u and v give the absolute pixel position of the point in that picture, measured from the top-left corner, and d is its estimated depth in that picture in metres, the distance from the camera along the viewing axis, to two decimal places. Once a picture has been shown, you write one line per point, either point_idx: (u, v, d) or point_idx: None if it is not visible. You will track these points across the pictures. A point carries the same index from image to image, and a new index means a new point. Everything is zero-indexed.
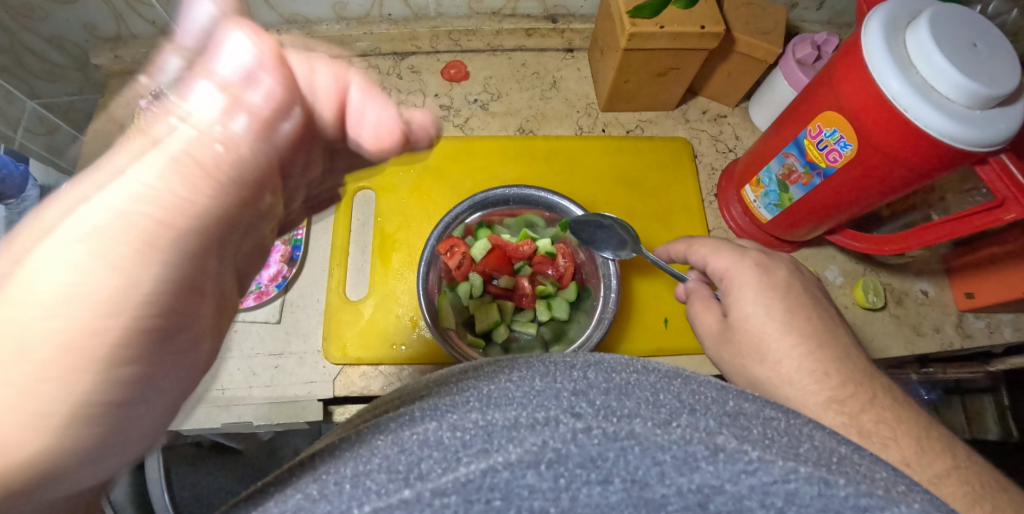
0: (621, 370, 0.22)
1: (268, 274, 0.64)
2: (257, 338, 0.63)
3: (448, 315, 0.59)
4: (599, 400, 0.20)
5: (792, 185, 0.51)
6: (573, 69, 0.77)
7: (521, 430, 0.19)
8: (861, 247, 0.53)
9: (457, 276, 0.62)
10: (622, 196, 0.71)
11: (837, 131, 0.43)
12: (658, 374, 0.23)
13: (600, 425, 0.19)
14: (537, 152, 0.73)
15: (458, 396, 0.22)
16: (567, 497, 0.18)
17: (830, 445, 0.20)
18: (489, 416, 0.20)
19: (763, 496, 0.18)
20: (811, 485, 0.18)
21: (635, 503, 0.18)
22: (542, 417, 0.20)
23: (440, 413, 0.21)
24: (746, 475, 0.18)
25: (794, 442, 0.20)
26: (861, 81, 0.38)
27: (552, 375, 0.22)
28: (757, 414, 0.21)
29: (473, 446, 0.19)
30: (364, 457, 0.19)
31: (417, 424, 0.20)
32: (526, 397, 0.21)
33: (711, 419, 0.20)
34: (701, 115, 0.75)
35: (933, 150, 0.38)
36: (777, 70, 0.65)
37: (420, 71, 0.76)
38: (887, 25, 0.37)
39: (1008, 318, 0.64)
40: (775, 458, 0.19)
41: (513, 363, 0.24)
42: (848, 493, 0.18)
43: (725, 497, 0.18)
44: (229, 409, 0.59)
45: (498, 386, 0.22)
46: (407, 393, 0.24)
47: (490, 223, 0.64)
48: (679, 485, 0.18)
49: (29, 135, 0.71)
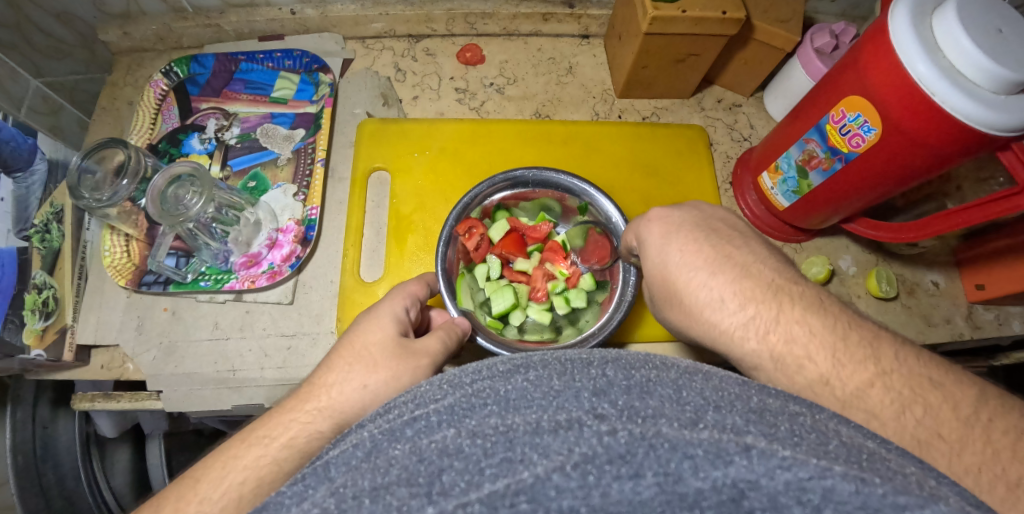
0: (637, 372, 0.26)
1: (283, 254, 0.65)
2: (270, 319, 0.65)
3: (462, 296, 0.59)
4: (621, 402, 0.23)
5: (812, 171, 0.52)
6: (588, 55, 0.78)
7: (547, 436, 0.22)
8: (876, 235, 0.54)
9: (475, 258, 0.62)
10: (638, 181, 0.71)
11: (861, 116, 0.43)
12: (678, 372, 0.26)
13: (625, 427, 0.22)
14: (554, 136, 0.72)
15: (480, 402, 0.25)
16: (599, 493, 0.19)
17: (858, 440, 0.23)
18: (512, 421, 0.23)
19: (800, 493, 0.19)
20: (850, 483, 0.19)
21: (670, 498, 0.19)
22: (565, 420, 0.22)
23: (468, 421, 0.24)
24: (782, 470, 0.20)
25: (822, 441, 0.22)
26: (887, 69, 0.39)
27: (570, 377, 0.25)
28: (784, 411, 0.24)
29: (496, 456, 0.21)
30: (395, 473, 0.22)
31: (444, 432, 0.24)
32: (547, 401, 0.24)
33: (739, 417, 0.23)
34: (716, 104, 0.76)
35: (956, 134, 0.38)
36: (794, 59, 0.65)
37: (435, 54, 0.78)
38: (914, 11, 0.38)
39: (1017, 311, 0.65)
40: (810, 459, 0.20)
41: (530, 364, 0.28)
42: (887, 491, 0.19)
43: (761, 493, 0.19)
44: (241, 389, 0.62)
45: (520, 391, 0.25)
46: (428, 397, 0.28)
47: (507, 206, 0.64)
48: (714, 479, 0.20)
49: (33, 113, 0.69)
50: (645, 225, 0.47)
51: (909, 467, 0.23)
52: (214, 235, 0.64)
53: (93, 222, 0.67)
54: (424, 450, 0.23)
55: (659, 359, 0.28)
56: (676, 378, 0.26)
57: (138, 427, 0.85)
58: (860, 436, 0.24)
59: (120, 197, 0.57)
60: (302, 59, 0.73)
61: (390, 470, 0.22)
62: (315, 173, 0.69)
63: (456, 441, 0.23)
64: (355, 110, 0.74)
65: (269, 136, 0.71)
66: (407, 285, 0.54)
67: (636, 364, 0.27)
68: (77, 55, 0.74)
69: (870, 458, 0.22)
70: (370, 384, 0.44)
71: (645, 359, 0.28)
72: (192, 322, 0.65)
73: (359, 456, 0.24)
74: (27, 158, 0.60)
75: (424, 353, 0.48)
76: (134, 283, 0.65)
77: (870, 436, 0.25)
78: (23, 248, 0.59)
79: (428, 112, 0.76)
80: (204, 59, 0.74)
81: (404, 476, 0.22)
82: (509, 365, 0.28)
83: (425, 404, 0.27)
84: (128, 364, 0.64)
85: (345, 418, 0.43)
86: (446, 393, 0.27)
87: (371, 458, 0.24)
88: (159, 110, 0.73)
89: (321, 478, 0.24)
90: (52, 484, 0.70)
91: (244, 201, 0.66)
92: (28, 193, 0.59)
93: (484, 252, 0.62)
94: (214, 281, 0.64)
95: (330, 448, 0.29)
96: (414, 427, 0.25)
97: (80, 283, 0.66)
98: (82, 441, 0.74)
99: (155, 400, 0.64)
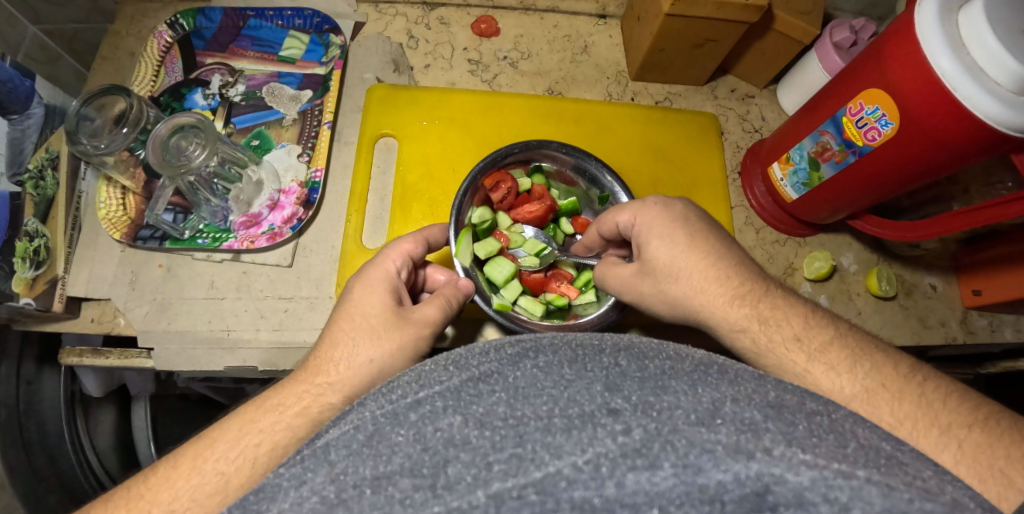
0: (651, 363, 0.25)
1: (284, 216, 0.64)
2: (267, 281, 0.64)
3: (468, 252, 0.56)
4: (635, 398, 0.22)
5: (823, 163, 0.51)
6: (605, 35, 0.77)
7: (559, 436, 0.21)
8: (880, 232, 0.54)
9: (501, 211, 0.61)
10: (648, 164, 0.71)
11: (879, 109, 0.43)
12: (699, 367, 0.26)
13: (640, 424, 0.21)
14: (566, 113, 0.72)
15: (488, 388, 0.24)
16: (613, 484, 0.19)
17: (876, 443, 0.23)
18: (522, 412, 0.22)
19: (826, 491, 0.19)
20: (875, 486, 0.19)
21: (690, 489, 0.19)
22: (577, 414, 0.22)
23: (474, 407, 0.23)
24: (807, 468, 0.19)
25: (841, 444, 0.21)
26: (910, 62, 0.39)
27: (582, 366, 0.25)
28: (802, 409, 0.23)
29: (505, 449, 0.21)
30: (398, 461, 0.21)
31: (448, 419, 0.23)
32: (558, 392, 0.23)
33: (757, 413, 0.22)
34: (730, 93, 0.75)
35: (975, 133, 0.38)
36: (812, 52, 0.65)
37: (449, 23, 0.77)
38: (941, 7, 0.38)
39: (1009, 318, 0.66)
40: (832, 462, 0.20)
41: (542, 348, 0.27)
42: (913, 497, 0.19)
43: (786, 488, 0.19)
44: (233, 351, 0.61)
45: (530, 379, 0.24)
46: (431, 375, 0.27)
47: (546, 173, 0.64)
48: (736, 472, 0.19)
49: (30, 60, 0.68)
50: (648, 207, 0.49)
51: (925, 471, 0.22)
52: (215, 191, 0.64)
53: (88, 172, 0.66)
54: (429, 439, 0.22)
55: (674, 349, 0.28)
56: (691, 372, 0.25)
57: (123, 389, 0.84)
58: (878, 438, 0.24)
59: (117, 146, 0.56)
60: (313, 19, 0.72)
61: (393, 458, 0.22)
62: (320, 134, 0.68)
63: (462, 431, 0.22)
64: (363, 75, 0.73)
65: (276, 96, 0.70)
66: (399, 241, 0.52)
67: (650, 353, 0.27)
68: (78, 2, 0.72)
69: (889, 463, 0.21)
70: (375, 359, 0.45)
71: (658, 349, 0.27)
72: (186, 280, 0.64)
73: (360, 440, 0.23)
74: (23, 102, 0.62)
75: (424, 323, 0.48)
76: (128, 237, 0.64)
77: (887, 437, 0.24)
78: (18, 194, 0.60)
79: (439, 81, 0.75)
80: (212, 13, 0.72)
81: (407, 465, 0.21)
82: (518, 349, 0.27)
83: (429, 385, 0.26)
84: (118, 319, 0.63)
85: (353, 392, 0.44)
86: (453, 374, 0.26)
87: (373, 443, 0.23)
88: (162, 62, 0.71)
89: (321, 460, 0.23)
90: (34, 439, 0.69)
91: (247, 158, 0.65)
92: (22, 137, 0.61)
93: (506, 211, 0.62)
94: (211, 239, 0.64)
95: (332, 422, 0.28)
96: (419, 412, 0.24)
97: (73, 234, 0.65)
98: (66, 397, 0.73)
99: (145, 359, 0.64)
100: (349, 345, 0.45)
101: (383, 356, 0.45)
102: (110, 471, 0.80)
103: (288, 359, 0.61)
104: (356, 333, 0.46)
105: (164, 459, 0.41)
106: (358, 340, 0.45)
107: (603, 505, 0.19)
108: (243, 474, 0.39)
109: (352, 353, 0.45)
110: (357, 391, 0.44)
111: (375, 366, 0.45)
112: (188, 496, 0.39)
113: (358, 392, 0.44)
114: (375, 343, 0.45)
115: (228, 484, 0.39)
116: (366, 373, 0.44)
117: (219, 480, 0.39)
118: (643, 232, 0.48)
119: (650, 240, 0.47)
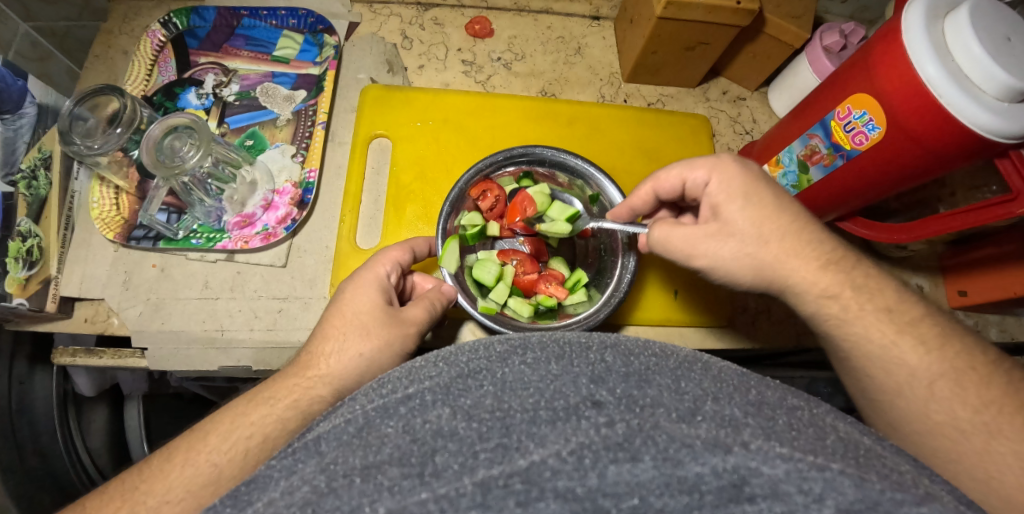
0: (637, 359, 0.26)
1: (278, 216, 0.64)
2: (260, 281, 0.64)
3: (455, 259, 0.56)
4: (620, 391, 0.23)
5: (812, 165, 0.52)
6: (598, 36, 0.77)
7: (544, 427, 0.21)
8: (866, 233, 0.55)
9: (490, 217, 0.62)
10: (639, 166, 0.71)
11: (866, 114, 0.44)
12: (683, 363, 0.26)
13: (623, 418, 0.21)
14: (559, 114, 0.72)
15: (477, 383, 0.24)
16: (595, 475, 0.20)
17: (856, 437, 0.23)
18: (509, 405, 0.23)
19: (801, 482, 0.19)
20: (849, 478, 0.20)
21: (669, 481, 0.20)
22: (563, 408, 0.22)
23: (462, 400, 0.24)
24: (783, 460, 0.20)
25: (820, 436, 0.22)
26: (896, 67, 0.39)
27: (569, 361, 0.25)
28: (782, 405, 0.24)
29: (492, 441, 0.21)
30: (387, 451, 0.22)
31: (436, 412, 0.23)
32: (545, 385, 0.23)
33: (738, 408, 0.23)
34: (721, 95, 0.76)
35: (959, 139, 0.39)
36: (803, 55, 0.66)
37: (443, 24, 0.77)
38: (928, 13, 0.38)
39: (994, 318, 0.67)
40: (808, 455, 0.20)
41: (531, 346, 0.27)
42: (885, 487, 0.20)
43: (762, 480, 0.19)
44: (227, 351, 0.61)
45: (517, 374, 0.25)
46: (422, 371, 0.27)
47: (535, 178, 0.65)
48: (713, 465, 0.20)
49: (21, 59, 0.68)
50: (727, 161, 0.47)
51: (904, 466, 0.23)
52: (208, 191, 0.63)
53: (81, 172, 0.65)
54: (418, 431, 0.22)
55: (659, 347, 0.28)
56: (675, 369, 0.25)
57: (116, 388, 0.84)
58: (858, 432, 0.24)
59: (111, 147, 0.56)
60: (307, 19, 0.72)
61: (383, 448, 0.22)
62: (314, 135, 0.68)
63: (451, 423, 0.22)
64: (358, 75, 0.73)
65: (270, 96, 0.69)
66: (388, 249, 0.52)
67: (636, 350, 0.27)
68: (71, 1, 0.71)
69: (867, 456, 0.22)
70: (365, 353, 0.45)
71: (644, 345, 0.27)
72: (181, 280, 0.64)
73: (351, 432, 0.24)
74: (15, 101, 0.62)
75: (412, 322, 0.48)
76: (122, 237, 0.63)
77: (867, 433, 0.25)
78: (10, 194, 0.60)
79: (433, 82, 0.75)
80: (205, 12, 0.72)
81: (395, 455, 0.22)
82: (507, 347, 0.28)
83: (419, 380, 0.26)
84: (112, 319, 0.63)
85: (344, 386, 0.44)
86: (442, 370, 0.26)
87: (364, 434, 0.23)
88: (155, 61, 0.71)
89: (312, 452, 0.24)
90: (27, 438, 0.69)
91: (241, 158, 0.65)
92: (15, 136, 0.62)
93: (497, 216, 0.63)
94: (205, 240, 0.63)
95: (323, 417, 0.28)
96: (408, 405, 0.24)
97: (66, 233, 0.64)
98: (58, 398, 0.73)
99: (139, 359, 0.64)
100: (341, 340, 0.45)
101: (376, 356, 0.45)
102: (102, 469, 0.79)
103: (280, 359, 0.61)
104: (345, 329, 0.46)
105: (159, 451, 0.42)
106: (348, 337, 0.45)
107: (585, 494, 0.19)
108: (237, 462, 0.40)
109: (342, 349, 0.45)
110: (349, 388, 0.44)
111: (368, 362, 0.45)
112: (183, 487, 0.39)
113: (350, 389, 0.44)
114: (364, 343, 0.45)
115: (221, 475, 0.40)
116: (360, 370, 0.44)
117: (213, 471, 0.39)
118: (722, 192, 0.46)
119: (732, 202, 0.45)
